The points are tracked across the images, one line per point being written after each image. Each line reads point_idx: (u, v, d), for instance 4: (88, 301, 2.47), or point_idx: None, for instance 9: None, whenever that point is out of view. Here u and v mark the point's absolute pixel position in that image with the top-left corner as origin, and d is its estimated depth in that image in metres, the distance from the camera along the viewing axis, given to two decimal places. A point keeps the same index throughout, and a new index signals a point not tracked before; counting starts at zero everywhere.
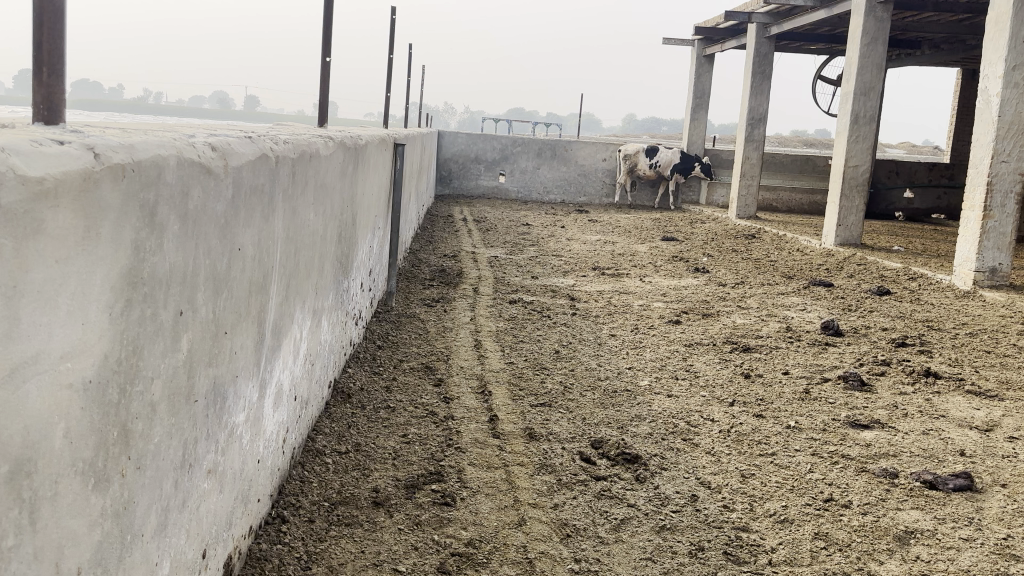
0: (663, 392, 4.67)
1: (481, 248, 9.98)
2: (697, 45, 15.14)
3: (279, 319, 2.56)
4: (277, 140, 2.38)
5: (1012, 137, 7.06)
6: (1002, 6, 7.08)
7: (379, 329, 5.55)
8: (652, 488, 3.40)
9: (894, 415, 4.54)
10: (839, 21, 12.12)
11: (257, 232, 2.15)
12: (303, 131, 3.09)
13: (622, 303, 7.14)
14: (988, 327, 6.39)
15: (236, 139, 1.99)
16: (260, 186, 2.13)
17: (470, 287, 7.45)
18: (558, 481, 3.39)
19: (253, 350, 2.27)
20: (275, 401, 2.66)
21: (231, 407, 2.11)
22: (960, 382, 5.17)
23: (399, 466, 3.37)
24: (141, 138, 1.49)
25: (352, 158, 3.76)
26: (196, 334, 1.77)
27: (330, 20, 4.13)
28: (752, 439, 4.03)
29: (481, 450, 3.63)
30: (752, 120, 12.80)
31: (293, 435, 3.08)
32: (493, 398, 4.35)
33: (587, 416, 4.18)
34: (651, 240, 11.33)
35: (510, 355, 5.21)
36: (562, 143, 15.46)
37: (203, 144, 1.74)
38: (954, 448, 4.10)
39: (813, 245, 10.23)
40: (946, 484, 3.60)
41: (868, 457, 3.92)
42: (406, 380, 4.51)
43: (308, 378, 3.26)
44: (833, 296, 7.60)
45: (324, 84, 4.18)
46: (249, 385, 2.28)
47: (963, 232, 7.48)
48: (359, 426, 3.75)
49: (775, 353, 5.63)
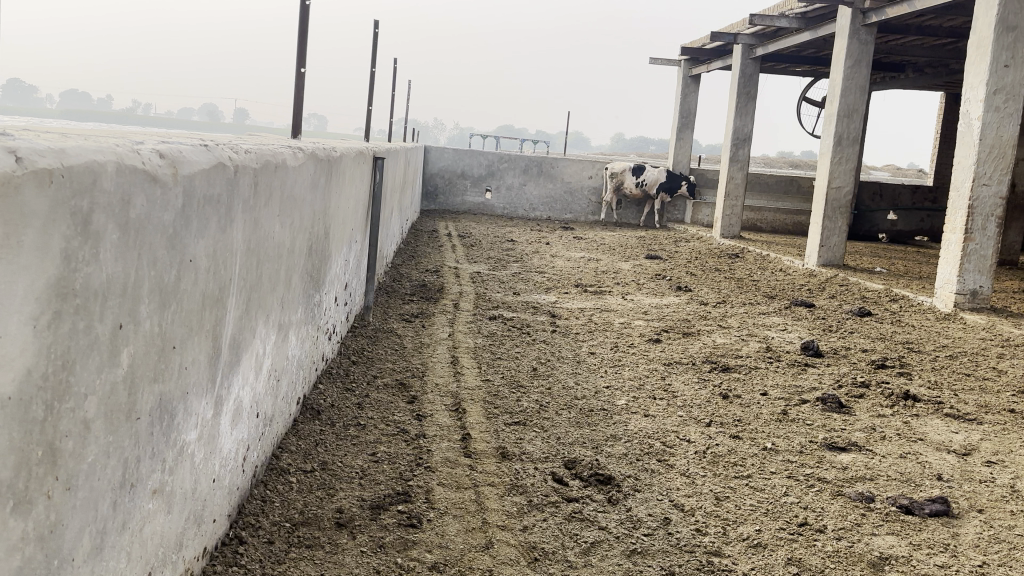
0: (639, 412, 4.61)
1: (464, 263, 9.92)
2: (684, 64, 15.22)
3: (238, 333, 2.49)
4: (237, 149, 2.32)
5: (993, 160, 7.10)
6: (983, 31, 7.13)
7: (355, 344, 5.47)
8: (624, 511, 3.33)
9: (872, 438, 4.50)
10: (824, 43, 12.19)
11: (212, 243, 2.09)
12: (271, 142, 3.04)
13: (603, 320, 7.10)
14: (968, 349, 6.39)
15: (189, 147, 1.93)
16: (216, 196, 2.07)
17: (450, 303, 7.38)
18: (528, 503, 3.31)
19: (207, 365, 2.20)
20: (233, 419, 2.58)
21: (181, 425, 2.04)
22: (939, 405, 5.15)
23: (366, 486, 3.29)
24: (78, 143, 1.43)
25: (325, 169, 3.70)
26: (139, 348, 1.70)
27: (306, 30, 4.07)
28: (728, 461, 3.98)
29: (451, 470, 3.55)
30: (737, 141, 12.84)
31: (255, 453, 3.00)
32: (466, 416, 4.27)
33: (562, 436, 4.11)
34: (635, 258, 11.32)
35: (487, 372, 5.14)
36: (549, 160, 15.48)
37: (150, 152, 1.68)
38: (932, 472, 4.06)
39: (796, 265, 10.24)
40: (922, 509, 3.56)
41: (844, 480, 3.87)
42: (379, 397, 4.42)
43: (273, 394, 3.18)
44: (814, 316, 7.59)
45: (298, 95, 4.12)
46: (203, 401, 2.20)
47: (944, 255, 7.50)
48: (327, 444, 3.66)
49: (754, 373, 5.59)
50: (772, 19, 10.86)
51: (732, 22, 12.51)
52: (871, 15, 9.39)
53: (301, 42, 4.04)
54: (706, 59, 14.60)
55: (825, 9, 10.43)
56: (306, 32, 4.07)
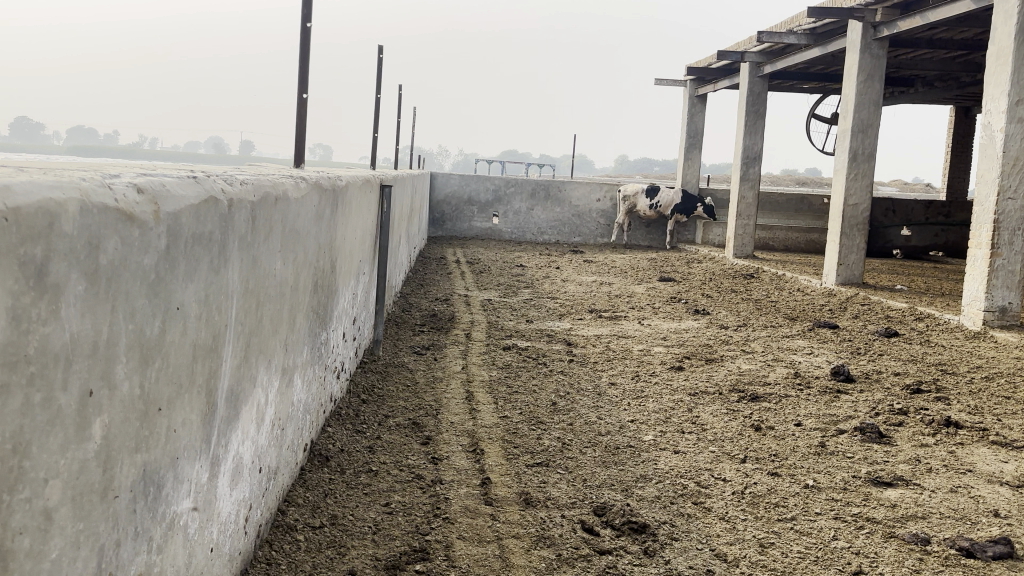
0: (669, 448, 4.33)
1: (474, 291, 9.67)
2: (690, 84, 15.04)
3: (236, 384, 2.24)
4: (233, 181, 2.09)
5: (1019, 172, 6.83)
6: (1003, 40, 6.89)
7: (365, 381, 5.22)
8: (662, 563, 3.05)
9: (917, 470, 4.21)
10: (833, 59, 12.00)
11: (204, 287, 1.84)
12: (272, 172, 2.82)
13: (621, 348, 6.83)
14: (1005, 370, 6.09)
15: (176, 180, 1.70)
16: (208, 234, 1.84)
17: (463, 333, 7.13)
18: (557, 557, 3.03)
19: (200, 426, 1.95)
20: (233, 479, 2.33)
21: (170, 496, 1.79)
22: (984, 432, 4.84)
23: (381, 542, 3.02)
24: (31, 178, 1.20)
25: (330, 199, 3.47)
26: (116, 416, 1.45)
27: (307, 53, 3.88)
28: (769, 502, 3.69)
29: (472, 521, 3.28)
30: (747, 159, 12.62)
31: (258, 512, 2.74)
32: (485, 458, 4.00)
33: (588, 478, 3.83)
34: (649, 281, 11.08)
35: (505, 408, 4.86)
36: (556, 184, 15.29)
37: (126, 187, 1.45)
38: (988, 508, 3.76)
39: (814, 285, 9.95)
40: (985, 552, 3.26)
41: (895, 520, 3.58)
42: (392, 439, 4.16)
43: (277, 446, 2.92)
44: (840, 338, 7.30)
45: (301, 121, 3.91)
46: (195, 464, 1.95)
47: (970, 271, 7.21)
48: (337, 495, 3.40)
49: (785, 402, 5.29)
50: (779, 36, 10.66)
51: (739, 41, 12.35)
52: (883, 29, 9.17)
53: (302, 68, 3.84)
54: (713, 79, 14.40)
55: (834, 25, 10.23)
56: (306, 55, 3.87)
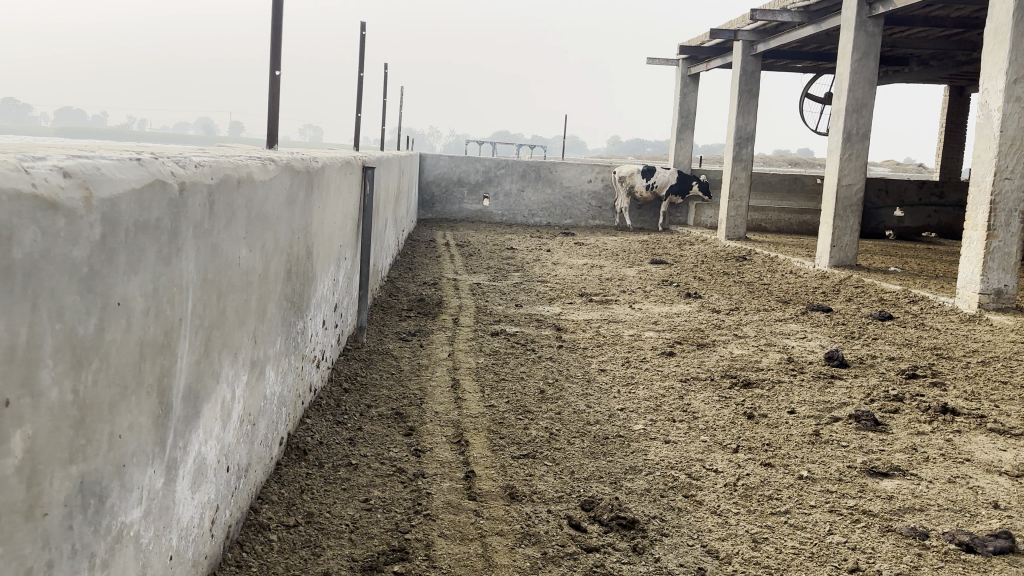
0: (660, 438, 4.21)
1: (463, 275, 9.50)
2: (682, 64, 14.82)
3: (195, 381, 2.09)
4: (187, 163, 1.93)
5: (1015, 153, 6.69)
6: (1001, 17, 6.73)
7: (347, 368, 5.08)
8: (652, 561, 2.93)
9: (914, 459, 4.10)
10: (828, 38, 11.81)
11: (153, 277, 1.70)
12: (237, 153, 2.66)
13: (612, 333, 6.70)
14: (1000, 354, 5.98)
15: (114, 162, 1.55)
16: (156, 221, 1.69)
17: (450, 318, 6.97)
18: (542, 556, 2.91)
19: (152, 429, 1.81)
20: (194, 481, 2.18)
21: (116, 505, 1.65)
22: (980, 419, 4.74)
23: (358, 542, 2.89)
24: None
25: (304, 182, 3.31)
26: (43, 427, 1.31)
27: (279, 30, 3.69)
28: (762, 494, 3.58)
29: (455, 517, 3.15)
30: (740, 140, 12.45)
31: (226, 513, 2.59)
32: (469, 450, 3.87)
33: (576, 470, 3.71)
34: (640, 263, 10.93)
35: (491, 397, 4.72)
36: (547, 165, 15.09)
37: (49, 170, 1.30)
38: (987, 499, 3.65)
39: (807, 267, 9.83)
40: (985, 547, 3.15)
41: (892, 513, 3.46)
42: (373, 430, 4.02)
43: (246, 443, 2.77)
44: (834, 322, 7.19)
45: (274, 100, 3.73)
46: (147, 470, 1.80)
47: (965, 253, 7.10)
48: (314, 491, 3.26)
49: (778, 389, 5.18)
50: (773, 13, 10.46)
51: (731, 19, 12.15)
52: (878, 6, 8.98)
53: (275, 43, 3.66)
54: (705, 58, 14.20)
55: (828, 2, 10.03)
56: (278, 31, 3.69)
